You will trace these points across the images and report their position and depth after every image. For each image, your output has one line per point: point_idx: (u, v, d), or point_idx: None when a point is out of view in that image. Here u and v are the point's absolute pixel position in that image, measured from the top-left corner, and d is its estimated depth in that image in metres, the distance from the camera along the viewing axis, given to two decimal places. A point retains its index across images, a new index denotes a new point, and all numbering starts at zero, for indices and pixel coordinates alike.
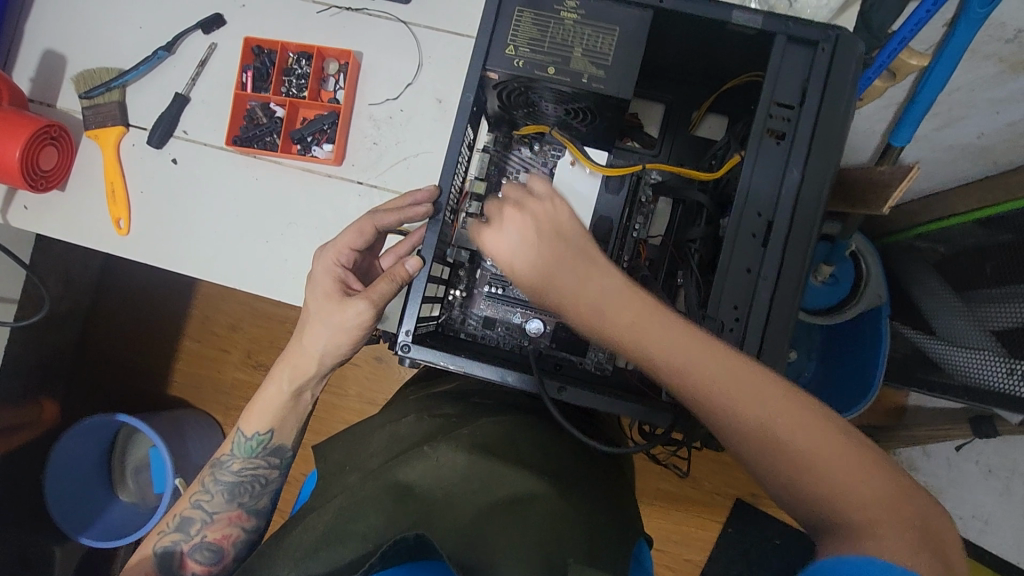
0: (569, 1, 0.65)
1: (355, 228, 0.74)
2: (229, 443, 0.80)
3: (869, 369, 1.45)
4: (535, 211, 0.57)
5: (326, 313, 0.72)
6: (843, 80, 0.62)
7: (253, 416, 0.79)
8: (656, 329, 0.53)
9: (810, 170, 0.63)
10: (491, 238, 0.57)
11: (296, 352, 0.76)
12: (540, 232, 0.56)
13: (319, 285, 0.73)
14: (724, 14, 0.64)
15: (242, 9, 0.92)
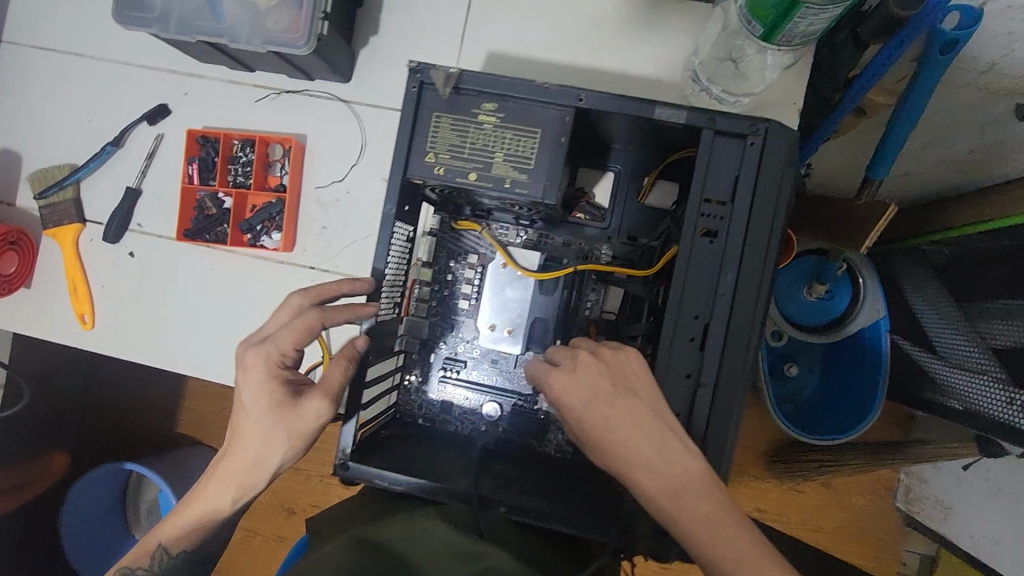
0: (487, 104, 0.63)
1: (296, 328, 0.69)
2: (146, 556, 0.71)
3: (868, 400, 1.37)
4: (611, 361, 0.62)
5: (276, 422, 0.69)
6: (774, 177, 0.60)
7: (185, 522, 0.72)
8: (698, 491, 0.57)
9: (745, 272, 0.60)
10: (566, 385, 0.62)
11: (241, 461, 0.70)
12: (616, 382, 0.61)
13: (264, 390, 0.69)
14: (646, 110, 0.61)
15: (186, 97, 0.92)
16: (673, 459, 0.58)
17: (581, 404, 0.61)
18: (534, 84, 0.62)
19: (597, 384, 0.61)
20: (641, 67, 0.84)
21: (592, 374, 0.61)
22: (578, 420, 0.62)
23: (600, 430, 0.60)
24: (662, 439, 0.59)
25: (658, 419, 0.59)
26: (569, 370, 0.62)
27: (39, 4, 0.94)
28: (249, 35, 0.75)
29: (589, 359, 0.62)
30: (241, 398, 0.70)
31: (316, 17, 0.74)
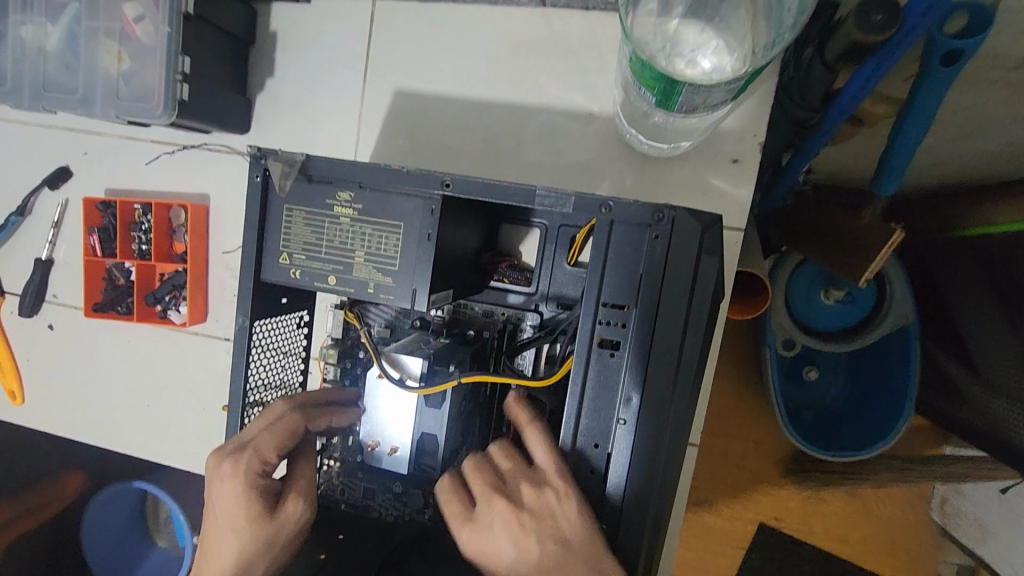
0: (342, 193, 0.52)
1: (276, 428, 0.55)
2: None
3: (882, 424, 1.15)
4: (531, 504, 0.52)
5: (250, 544, 0.54)
6: (681, 278, 0.48)
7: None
8: None
9: (652, 393, 0.49)
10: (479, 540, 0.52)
11: None
12: (542, 538, 0.51)
13: (238, 507, 0.54)
14: (526, 196, 0.49)
15: (85, 157, 0.85)
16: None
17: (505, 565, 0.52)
18: (392, 168, 0.51)
19: (516, 542, 0.52)
20: (569, 100, 0.70)
21: (509, 529, 0.52)
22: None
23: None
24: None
25: (596, 572, 0.49)
26: (476, 523, 0.53)
27: None
28: (104, 104, 0.67)
29: (502, 509, 0.52)
30: (216, 515, 0.56)
31: (173, 80, 0.65)
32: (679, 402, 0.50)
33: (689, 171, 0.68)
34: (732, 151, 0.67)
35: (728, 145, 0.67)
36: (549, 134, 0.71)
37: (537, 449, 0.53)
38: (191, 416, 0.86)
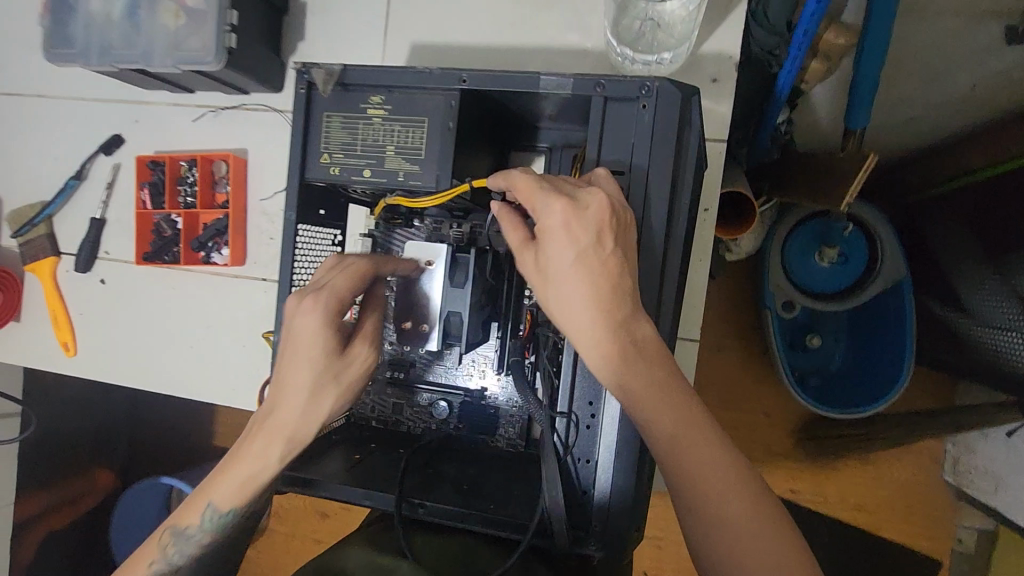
0: (374, 97, 0.61)
1: (349, 270, 0.58)
2: (195, 512, 0.57)
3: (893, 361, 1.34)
4: (620, 213, 0.54)
5: (325, 374, 0.56)
6: (667, 139, 0.56)
7: (227, 486, 0.57)
8: (701, 451, 0.54)
9: (648, 242, 0.56)
10: (565, 223, 0.52)
11: (283, 426, 0.56)
12: (618, 240, 0.53)
13: (316, 334, 0.56)
14: (532, 82, 0.58)
15: (136, 125, 0.95)
16: (637, 330, 0.53)
17: (576, 251, 0.52)
18: (417, 70, 0.60)
19: (597, 232, 0.52)
20: (565, 38, 0.80)
21: (596, 219, 0.52)
22: (560, 263, 0.53)
23: (580, 278, 0.52)
24: (631, 316, 0.53)
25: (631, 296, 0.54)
26: (576, 213, 0.52)
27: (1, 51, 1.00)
28: (162, 58, 0.78)
29: (601, 199, 0.53)
30: (285, 351, 0.57)
31: (223, 30, 0.76)
32: (671, 254, 0.58)
33: None
34: (712, 72, 0.76)
35: (708, 67, 0.76)
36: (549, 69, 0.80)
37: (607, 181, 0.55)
38: (230, 354, 0.93)
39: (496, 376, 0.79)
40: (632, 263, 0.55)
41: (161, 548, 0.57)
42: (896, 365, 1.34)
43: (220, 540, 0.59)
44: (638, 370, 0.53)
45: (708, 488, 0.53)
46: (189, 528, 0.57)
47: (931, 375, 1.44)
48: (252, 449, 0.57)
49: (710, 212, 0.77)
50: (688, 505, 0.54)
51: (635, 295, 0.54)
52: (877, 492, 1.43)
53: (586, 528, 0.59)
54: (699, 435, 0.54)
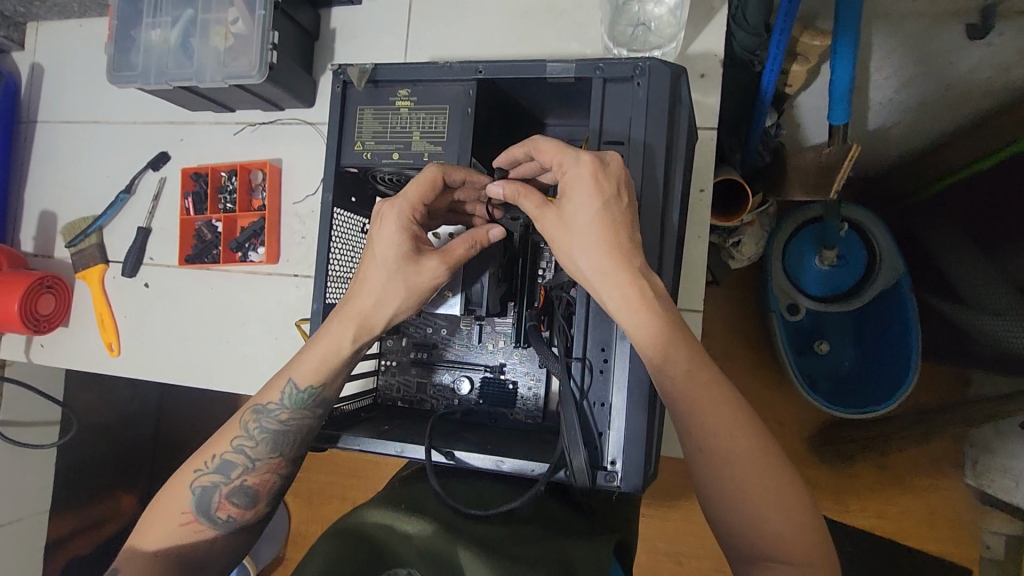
0: (402, 91, 0.71)
1: (424, 185, 0.64)
2: (276, 391, 0.69)
3: (903, 355, 1.37)
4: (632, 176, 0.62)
5: (396, 274, 0.65)
6: (659, 109, 0.63)
7: (309, 365, 0.68)
8: (710, 395, 0.58)
9: (647, 201, 0.63)
10: (592, 177, 0.59)
11: (357, 311, 0.67)
12: (632, 196, 0.61)
13: (394, 238, 0.65)
14: (540, 70, 0.67)
15: (181, 142, 1.05)
16: (649, 274, 0.60)
17: (601, 199, 0.59)
18: (439, 65, 0.69)
19: (618, 187, 0.59)
20: (567, 46, 0.90)
21: (616, 178, 0.59)
22: (583, 214, 0.59)
23: (602, 227, 0.59)
24: (643, 266, 0.59)
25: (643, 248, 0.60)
26: (601, 169, 0.59)
27: (65, 84, 1.13)
28: (212, 74, 0.88)
29: (619, 159, 0.60)
30: (370, 248, 0.67)
31: (265, 48, 0.86)
32: (668, 211, 0.64)
33: None
34: (701, 68, 0.85)
35: (697, 64, 0.85)
36: None
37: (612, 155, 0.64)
38: (264, 346, 0.99)
39: (514, 351, 0.85)
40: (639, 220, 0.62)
41: (245, 421, 0.69)
42: (906, 359, 1.36)
43: (294, 418, 0.69)
44: (650, 312, 0.58)
45: (712, 427, 0.58)
46: (269, 404, 0.68)
47: (940, 370, 1.45)
48: (336, 330, 0.68)
49: (705, 192, 0.84)
50: (697, 443, 0.58)
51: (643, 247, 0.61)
52: (895, 499, 1.43)
53: (603, 465, 0.63)
54: (705, 379, 0.58)
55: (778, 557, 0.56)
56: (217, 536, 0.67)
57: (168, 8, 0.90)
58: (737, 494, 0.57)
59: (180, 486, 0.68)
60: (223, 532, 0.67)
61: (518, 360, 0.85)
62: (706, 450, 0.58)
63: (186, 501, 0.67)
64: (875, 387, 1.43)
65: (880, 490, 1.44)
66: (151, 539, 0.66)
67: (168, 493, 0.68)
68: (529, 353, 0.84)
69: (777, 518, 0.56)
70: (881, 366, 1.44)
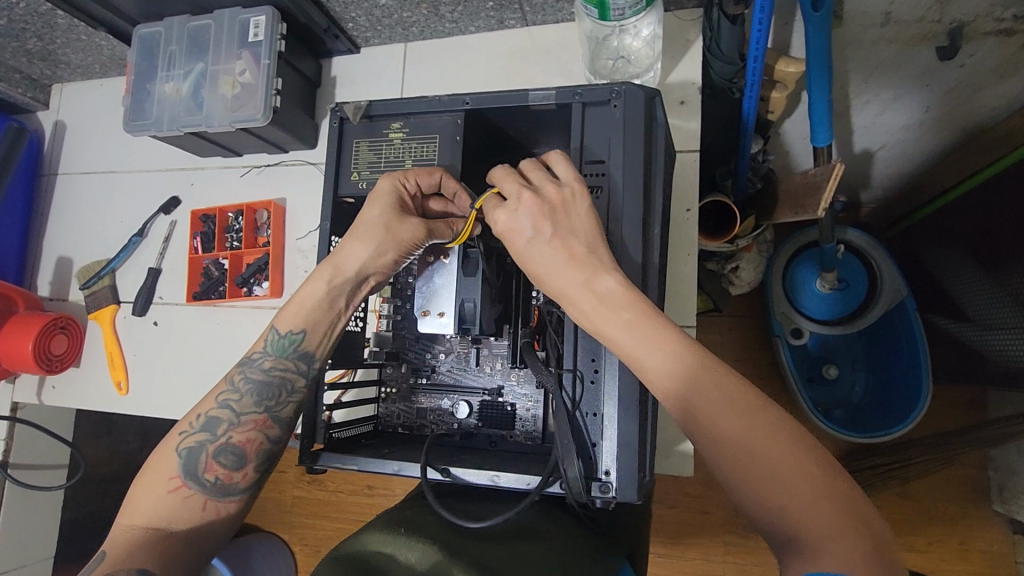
0: (394, 123, 0.75)
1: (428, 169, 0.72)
2: (261, 341, 0.73)
3: (912, 375, 1.36)
4: (552, 198, 0.63)
5: (376, 229, 0.69)
6: (636, 127, 0.67)
7: (289, 313, 0.72)
8: (713, 380, 0.53)
9: (628, 213, 0.65)
10: (506, 220, 0.63)
11: (336, 257, 0.70)
12: (553, 222, 0.62)
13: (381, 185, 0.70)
14: (522, 98, 0.71)
15: (191, 187, 1.11)
16: (597, 286, 0.59)
17: (523, 241, 0.63)
18: (428, 98, 0.74)
19: (534, 222, 0.62)
20: (552, 83, 0.95)
21: (529, 213, 0.62)
22: (520, 256, 0.63)
23: (541, 262, 0.62)
24: (589, 274, 0.60)
25: (591, 253, 0.61)
26: (512, 212, 0.63)
27: (85, 139, 1.20)
28: (220, 119, 0.94)
29: (529, 197, 0.62)
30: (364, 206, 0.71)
31: (270, 94, 0.92)
32: (649, 224, 0.67)
33: None
34: (680, 96, 0.89)
35: (675, 92, 0.89)
36: None
37: (560, 167, 0.65)
38: None
39: (511, 372, 0.86)
40: (583, 232, 0.62)
41: (232, 379, 0.72)
42: (916, 382, 1.35)
43: (271, 359, 0.72)
44: (612, 320, 0.58)
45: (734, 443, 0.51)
46: (253, 356, 0.72)
47: (954, 392, 1.43)
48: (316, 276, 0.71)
49: (692, 211, 0.86)
50: (698, 429, 0.52)
51: (591, 257, 0.61)
52: (922, 529, 1.37)
53: (598, 476, 0.63)
54: (710, 379, 0.53)
55: (815, 540, 0.47)
56: (207, 501, 0.67)
57: (180, 61, 0.97)
58: (801, 513, 0.47)
59: (168, 453, 0.69)
60: (212, 495, 0.67)
61: (516, 381, 0.86)
62: (717, 441, 0.51)
63: (173, 466, 0.68)
64: (891, 406, 1.40)
65: (902, 518, 1.39)
66: (138, 515, 0.65)
67: (156, 463, 0.69)
68: (525, 374, 0.85)
69: (817, 504, 0.47)
70: (897, 389, 1.41)
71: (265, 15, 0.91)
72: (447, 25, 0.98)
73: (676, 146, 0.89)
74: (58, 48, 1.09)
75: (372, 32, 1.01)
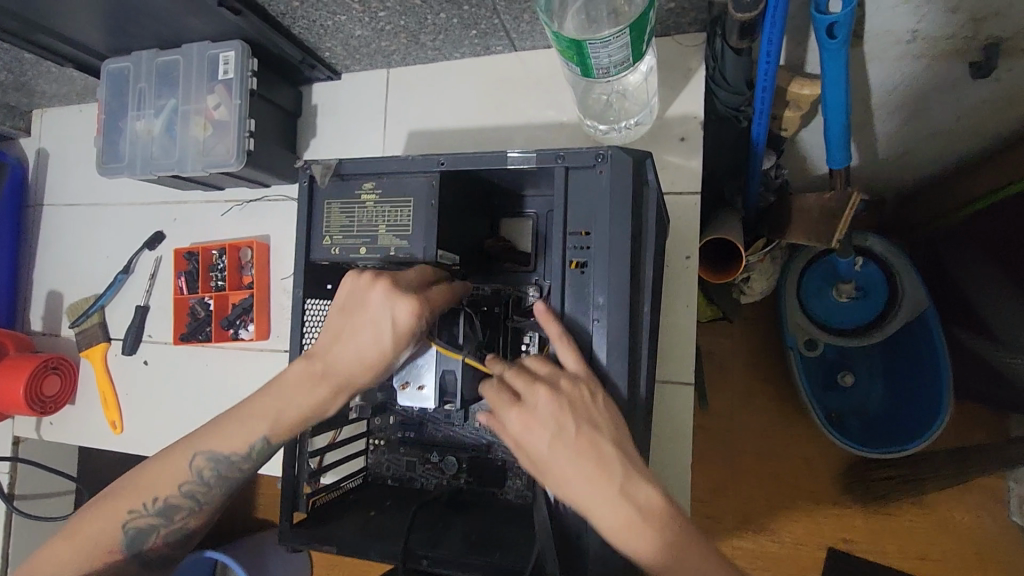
0: (367, 183, 0.70)
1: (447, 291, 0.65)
2: (242, 441, 0.68)
3: (935, 391, 1.29)
4: (568, 391, 0.56)
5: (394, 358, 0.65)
6: (624, 198, 0.60)
7: (274, 419, 0.68)
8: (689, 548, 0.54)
9: (614, 292, 0.60)
10: (523, 421, 0.55)
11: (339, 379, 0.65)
12: (577, 417, 0.55)
13: (373, 287, 0.63)
14: (500, 159, 0.65)
15: (175, 222, 1.08)
16: (636, 494, 0.54)
17: (544, 445, 0.55)
18: (403, 157, 0.69)
19: (558, 425, 0.55)
20: (542, 115, 0.89)
21: (552, 413, 0.55)
22: (539, 461, 0.55)
23: (566, 470, 0.54)
24: (622, 479, 0.54)
25: (616, 452, 0.55)
26: (529, 411, 0.55)
27: (68, 168, 1.17)
28: (193, 163, 0.90)
29: (545, 395, 0.55)
30: (374, 328, 0.63)
31: (243, 136, 0.87)
32: (639, 302, 0.62)
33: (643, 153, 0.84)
34: (679, 130, 0.82)
35: (675, 127, 0.83)
36: (531, 144, 0.89)
37: (567, 354, 0.58)
38: None
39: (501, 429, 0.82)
40: (606, 429, 0.56)
41: (195, 468, 0.68)
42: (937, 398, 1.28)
43: (248, 462, 0.69)
44: (597, 497, 0.54)
45: None
46: (223, 455, 0.68)
47: (977, 409, 1.36)
48: (298, 373, 0.67)
49: (692, 259, 0.81)
50: None
51: (619, 456, 0.55)
52: (937, 537, 1.32)
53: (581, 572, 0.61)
54: (683, 543, 0.54)
55: None
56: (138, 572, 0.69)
57: (151, 100, 0.92)
58: None
59: (112, 524, 0.67)
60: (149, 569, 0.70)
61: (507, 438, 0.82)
62: None
63: (114, 540, 0.67)
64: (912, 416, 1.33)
65: (919, 526, 1.33)
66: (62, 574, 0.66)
67: (97, 523, 0.67)
68: None
69: None
70: (915, 401, 1.34)
71: (234, 51, 0.86)
72: (429, 52, 0.91)
73: (675, 187, 0.82)
74: (30, 79, 1.05)
75: (351, 60, 0.94)
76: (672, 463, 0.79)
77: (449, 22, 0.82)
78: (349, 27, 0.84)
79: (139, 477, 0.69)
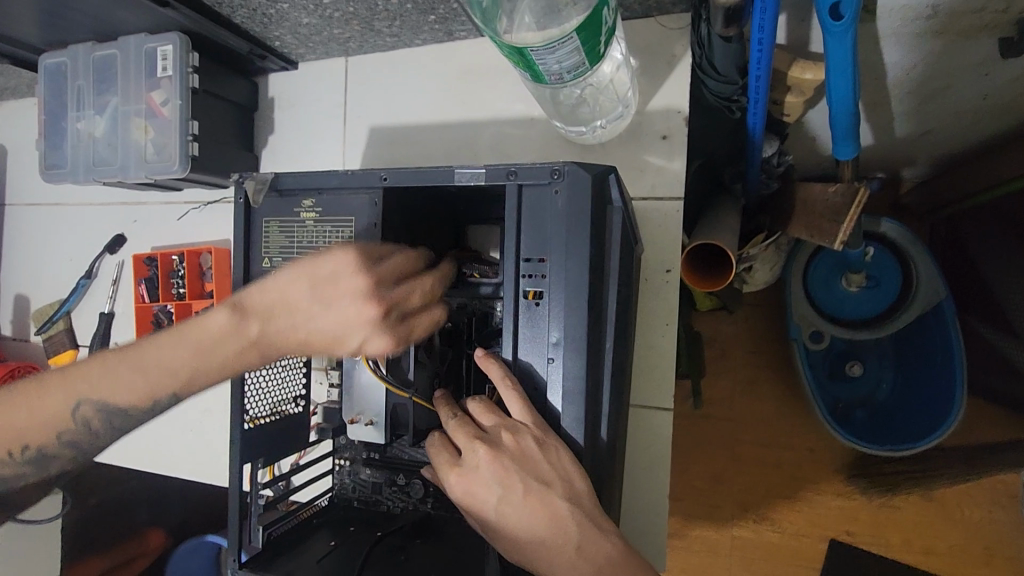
0: (306, 200, 0.63)
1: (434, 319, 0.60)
2: (143, 395, 0.59)
3: (949, 385, 1.13)
4: (511, 446, 0.52)
5: None
6: (582, 224, 0.53)
7: (175, 374, 0.58)
8: None
9: (570, 329, 0.54)
10: (465, 481, 0.53)
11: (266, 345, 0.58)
12: (523, 475, 0.51)
13: (365, 305, 0.56)
14: (447, 176, 0.58)
15: (135, 224, 1.03)
16: (593, 552, 0.50)
17: (490, 504, 0.52)
18: (342, 172, 0.62)
19: (501, 483, 0.52)
20: (513, 109, 0.80)
21: (495, 473, 0.52)
22: (489, 522, 0.53)
23: (517, 531, 0.52)
24: (579, 536, 0.50)
25: (569, 506, 0.51)
26: (471, 469, 0.53)
27: (28, 166, 1.12)
28: (137, 169, 0.83)
29: (484, 454, 0.52)
30: (335, 333, 0.57)
31: (186, 140, 0.80)
32: (600, 338, 0.55)
33: (622, 153, 0.75)
34: (661, 128, 0.74)
35: (657, 124, 0.74)
36: (500, 141, 0.81)
37: (513, 402, 0.54)
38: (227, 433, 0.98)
39: None
40: (558, 483, 0.52)
41: (80, 416, 0.60)
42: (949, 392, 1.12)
43: (147, 415, 0.61)
44: (553, 554, 0.51)
45: None
46: (116, 407, 0.60)
47: None
48: (222, 328, 0.57)
49: (673, 272, 0.74)
50: None
51: (573, 511, 0.51)
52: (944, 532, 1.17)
53: None
54: None
55: None
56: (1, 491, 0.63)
57: (90, 98, 0.85)
58: None
59: None
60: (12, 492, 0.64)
61: None
62: None
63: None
64: (920, 414, 1.18)
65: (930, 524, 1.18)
66: None
67: None
68: None
69: None
70: (925, 396, 1.19)
71: (172, 44, 0.78)
72: (387, 39, 0.82)
73: (656, 191, 0.74)
74: None
75: (305, 48, 0.86)
76: (648, 486, 0.75)
77: (403, 8, 0.73)
78: (294, 15, 0.76)
79: (10, 414, 0.60)
